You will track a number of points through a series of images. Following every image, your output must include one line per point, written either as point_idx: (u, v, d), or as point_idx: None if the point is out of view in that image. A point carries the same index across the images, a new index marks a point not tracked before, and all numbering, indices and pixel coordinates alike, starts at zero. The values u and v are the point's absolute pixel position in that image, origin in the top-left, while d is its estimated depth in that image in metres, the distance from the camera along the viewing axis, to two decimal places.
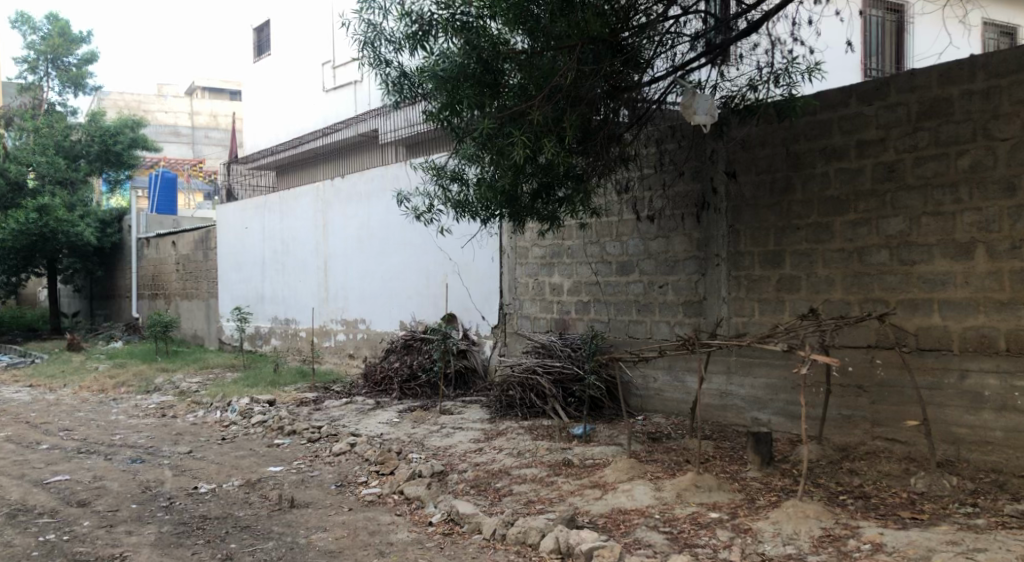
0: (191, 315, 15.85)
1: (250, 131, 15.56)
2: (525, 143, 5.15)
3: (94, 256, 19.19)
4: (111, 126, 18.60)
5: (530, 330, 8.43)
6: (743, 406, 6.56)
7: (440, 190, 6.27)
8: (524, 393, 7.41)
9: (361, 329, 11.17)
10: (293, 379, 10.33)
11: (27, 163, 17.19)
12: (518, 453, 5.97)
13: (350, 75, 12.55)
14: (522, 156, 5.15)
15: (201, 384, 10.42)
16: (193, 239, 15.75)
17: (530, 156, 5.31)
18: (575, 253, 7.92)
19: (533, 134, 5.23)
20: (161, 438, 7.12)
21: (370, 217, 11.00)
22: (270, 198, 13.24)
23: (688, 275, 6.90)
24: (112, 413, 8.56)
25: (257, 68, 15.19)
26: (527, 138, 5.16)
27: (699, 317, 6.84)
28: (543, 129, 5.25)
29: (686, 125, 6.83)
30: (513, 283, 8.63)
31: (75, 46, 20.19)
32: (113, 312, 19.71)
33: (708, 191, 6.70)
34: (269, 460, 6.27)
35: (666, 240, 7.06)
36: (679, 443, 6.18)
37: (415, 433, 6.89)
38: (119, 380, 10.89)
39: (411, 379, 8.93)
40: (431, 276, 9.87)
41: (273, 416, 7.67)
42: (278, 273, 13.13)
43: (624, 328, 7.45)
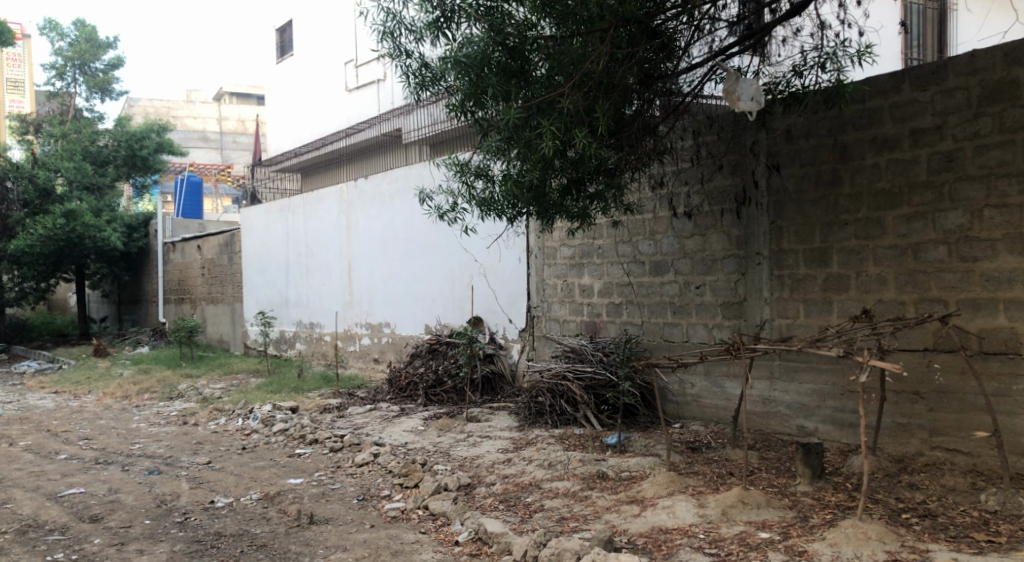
0: (216, 320, 15.78)
1: (273, 133, 15.43)
2: (554, 134, 4.83)
3: (121, 262, 19.34)
4: (136, 130, 18.83)
5: (560, 333, 8.10)
6: (788, 414, 6.17)
7: (464, 188, 5.97)
8: (554, 400, 7.08)
9: (386, 333, 10.93)
10: (317, 384, 10.12)
11: (55, 170, 17.22)
12: (549, 464, 5.64)
13: (373, 74, 12.32)
14: (551, 147, 4.82)
15: (224, 390, 10.26)
16: (219, 243, 15.67)
17: (559, 149, 4.98)
18: (606, 253, 7.57)
19: (563, 125, 4.90)
20: (180, 447, 6.94)
21: (394, 218, 10.75)
22: (294, 201, 13.08)
23: (728, 274, 6.52)
24: (134, 420, 8.43)
25: (280, 69, 15.07)
26: (556, 129, 4.83)
27: (739, 319, 6.45)
28: (573, 120, 4.92)
29: (724, 115, 6.45)
30: (541, 285, 8.30)
31: (101, 52, 20.39)
32: (141, 317, 19.77)
33: (748, 185, 6.31)
34: (289, 472, 6.03)
35: (703, 238, 6.69)
36: (720, 454, 5.83)
37: (441, 442, 6.59)
38: (143, 386, 10.79)
39: (437, 385, 8.64)
40: (457, 278, 9.59)
41: (295, 424, 7.44)
42: (302, 276, 12.96)
43: (659, 331, 7.09)
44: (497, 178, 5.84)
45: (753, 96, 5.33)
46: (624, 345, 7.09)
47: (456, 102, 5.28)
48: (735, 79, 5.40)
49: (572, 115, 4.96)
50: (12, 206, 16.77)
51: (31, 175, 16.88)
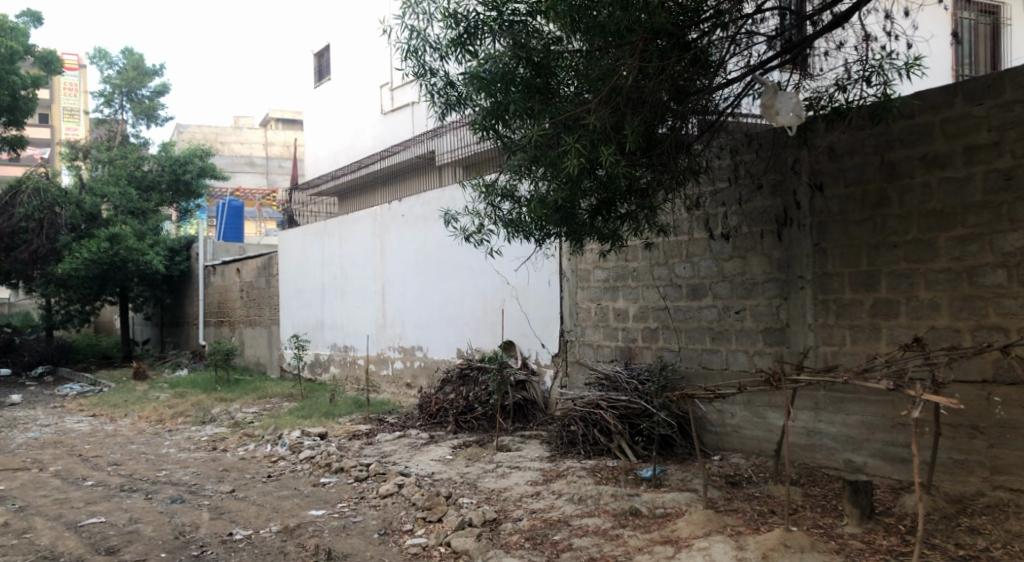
0: (254, 342, 15.89)
1: (311, 156, 15.58)
2: (581, 152, 4.64)
3: (163, 284, 19.79)
4: (180, 155, 19.32)
5: (594, 359, 7.83)
6: (834, 447, 5.78)
7: (491, 209, 5.80)
8: (586, 429, 6.80)
9: (418, 356, 10.79)
10: (348, 409, 10.01)
11: (101, 195, 18.03)
12: (579, 499, 5.35)
13: (409, 97, 12.31)
14: (578, 166, 4.63)
15: (256, 414, 10.26)
16: (257, 266, 15.84)
17: (587, 168, 4.78)
18: (641, 276, 7.31)
19: (590, 142, 4.71)
20: (206, 475, 6.96)
21: (427, 241, 10.65)
22: (330, 223, 13.10)
23: (769, 298, 6.20)
24: (164, 446, 8.58)
25: (317, 93, 15.25)
26: (583, 146, 4.63)
27: (782, 346, 6.12)
28: (601, 137, 4.72)
29: (764, 133, 6.17)
30: (574, 309, 8.07)
31: (148, 79, 21.18)
32: (182, 339, 20.09)
33: (790, 204, 5.99)
34: (311, 502, 5.88)
35: (743, 261, 6.39)
36: (761, 490, 5.44)
37: (468, 473, 6.37)
38: (178, 410, 10.97)
39: (468, 412, 8.43)
40: (489, 301, 9.41)
41: (322, 451, 7.32)
42: (337, 299, 12.94)
43: (696, 358, 6.78)
44: (525, 200, 5.68)
45: (793, 110, 5.06)
46: (660, 372, 6.79)
47: (482, 120, 5.13)
48: (774, 93, 5.14)
49: (600, 132, 4.77)
50: (61, 231, 17.30)
51: (78, 201, 17.59)
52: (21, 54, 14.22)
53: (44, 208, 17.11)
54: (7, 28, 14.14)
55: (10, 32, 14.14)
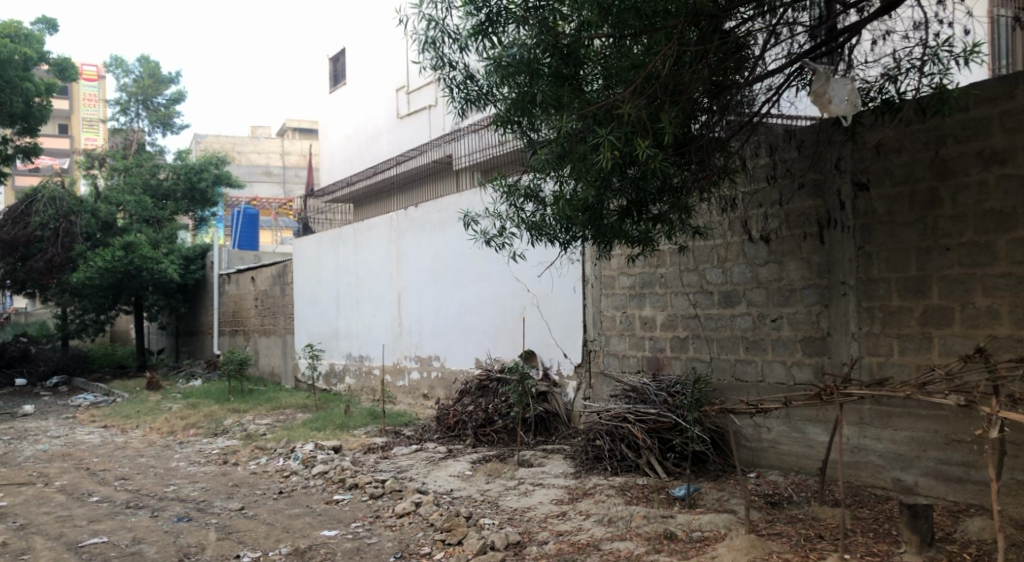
0: (268, 351, 15.65)
1: (327, 163, 15.37)
2: (614, 144, 4.34)
3: (178, 293, 19.68)
4: (195, 163, 19.14)
5: (619, 370, 7.48)
6: (880, 465, 5.35)
7: (514, 211, 5.49)
8: (613, 445, 6.44)
9: (435, 367, 10.47)
10: (364, 421, 9.70)
11: (117, 203, 18.03)
12: (608, 520, 4.97)
13: (426, 101, 12.06)
14: (610, 159, 4.32)
15: (269, 426, 10.01)
16: (271, 274, 15.64)
17: (618, 163, 4.47)
18: (670, 282, 6.95)
19: (624, 135, 4.40)
20: (215, 491, 6.75)
21: (444, 247, 10.36)
22: (345, 230, 12.85)
23: (808, 306, 5.83)
24: (174, 459, 8.41)
25: (333, 98, 15.05)
26: (615, 138, 4.32)
27: (823, 357, 5.74)
28: (635, 129, 4.41)
29: (803, 129, 5.80)
30: (598, 317, 7.73)
31: (164, 87, 21.22)
32: (197, 349, 19.95)
33: (830, 205, 5.62)
34: (324, 522, 5.57)
35: (780, 267, 6.02)
36: (805, 512, 5.00)
37: (489, 490, 6.02)
38: (190, 422, 10.79)
39: (487, 425, 8.08)
40: (509, 309, 9.10)
41: (335, 466, 7.02)
42: (352, 307, 12.68)
43: (730, 369, 6.42)
44: (550, 201, 5.38)
45: (848, 99, 4.71)
46: (692, 384, 6.41)
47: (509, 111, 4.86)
48: (825, 81, 4.78)
49: (633, 123, 4.47)
50: (76, 239, 17.28)
51: (93, 210, 17.69)
52: (36, 60, 14.26)
53: (60, 217, 17.21)
54: (22, 34, 14.20)
55: (25, 39, 14.21)
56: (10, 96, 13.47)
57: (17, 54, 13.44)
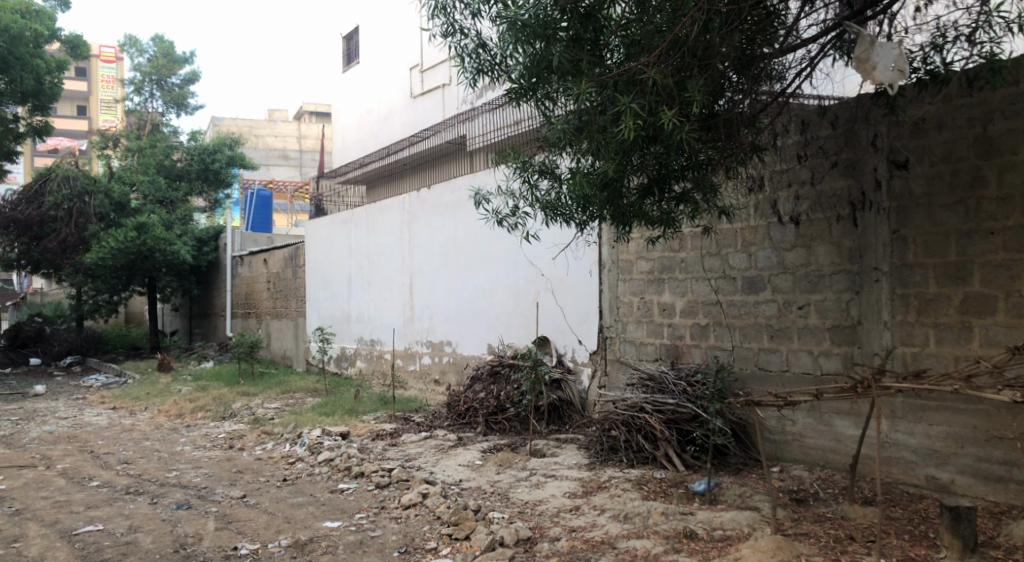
0: (280, 335, 15.50)
1: (340, 143, 15.12)
2: (637, 113, 4.08)
3: (191, 274, 19.60)
4: (209, 144, 19.04)
5: (636, 358, 7.19)
6: (912, 461, 5.00)
7: (528, 190, 5.20)
8: (629, 436, 6.17)
9: (447, 352, 10.24)
10: (373, 406, 9.49)
11: (130, 184, 17.98)
12: (623, 516, 4.69)
13: (439, 80, 11.75)
14: (633, 130, 4.06)
15: (277, 411, 9.86)
16: (284, 256, 15.46)
17: (641, 133, 4.19)
18: (690, 267, 6.64)
19: (647, 103, 4.13)
20: (218, 477, 6.59)
21: (457, 229, 10.09)
22: (357, 212, 12.61)
23: (837, 292, 5.50)
24: (180, 444, 8.29)
25: (346, 77, 14.77)
26: (638, 105, 4.05)
27: (853, 346, 5.42)
28: (659, 97, 4.13)
29: (835, 105, 5.46)
30: (615, 303, 7.44)
31: (178, 66, 21.02)
32: (210, 331, 19.87)
33: (863, 185, 5.29)
34: (327, 512, 5.37)
35: (808, 251, 5.70)
36: (833, 510, 4.68)
37: (499, 482, 5.78)
38: (198, 405, 10.69)
39: (499, 412, 7.83)
40: (522, 294, 8.84)
41: (342, 454, 6.82)
42: (364, 291, 12.46)
43: (752, 358, 6.12)
44: (566, 180, 5.12)
45: (894, 64, 4.29)
46: (714, 374, 6.11)
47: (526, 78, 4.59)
48: (869, 46, 4.39)
49: (657, 91, 4.20)
50: (89, 220, 17.23)
51: (107, 190, 17.62)
52: (47, 37, 14.11)
53: (74, 197, 17.17)
54: (33, 11, 14.02)
55: (35, 16, 14.05)
56: (22, 74, 13.29)
57: (27, 30, 13.27)
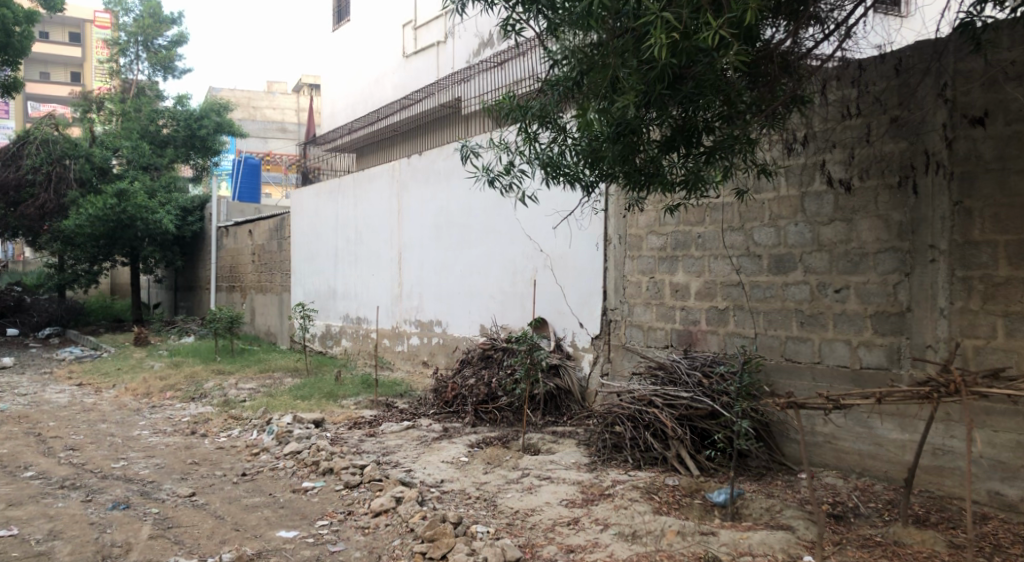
0: (264, 310, 14.72)
1: (328, 108, 14.21)
2: (670, 25, 3.35)
3: (175, 245, 18.81)
4: (196, 110, 18.11)
5: (643, 345, 6.41)
6: (971, 474, 4.22)
7: (526, 142, 4.39)
8: (636, 433, 5.44)
9: (436, 333, 9.47)
10: (354, 390, 8.72)
11: (112, 149, 17.02)
12: (631, 535, 3.95)
13: (434, 37, 10.85)
14: (665, 48, 3.32)
15: (251, 392, 9.14)
16: (269, 228, 14.63)
17: (671, 57, 3.44)
18: (708, 244, 5.85)
19: (683, 17, 3.39)
20: (168, 470, 5.88)
21: (449, 199, 9.29)
22: (345, 181, 11.78)
23: (883, 275, 4.71)
24: (139, 428, 7.57)
25: (336, 36, 13.82)
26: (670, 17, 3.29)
27: (900, 337, 4.63)
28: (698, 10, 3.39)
29: (891, 52, 4.66)
30: (620, 283, 6.66)
31: (165, 27, 19.85)
32: (194, 305, 19.10)
33: (921, 146, 4.48)
34: (283, 519, 4.64)
35: (849, 226, 4.91)
36: (881, 532, 3.91)
37: (486, 484, 5.03)
38: (169, 384, 9.98)
39: (490, 401, 7.04)
40: (519, 271, 8.07)
41: (310, 446, 6.12)
42: (350, 265, 11.65)
43: (779, 348, 5.34)
44: (572, 134, 4.33)
45: None
46: (737, 367, 5.34)
47: None
48: None
49: (694, 8, 3.46)
50: (69, 185, 16.41)
51: (88, 154, 16.72)
52: None
53: (52, 160, 16.30)
54: None
55: None
56: None
57: None
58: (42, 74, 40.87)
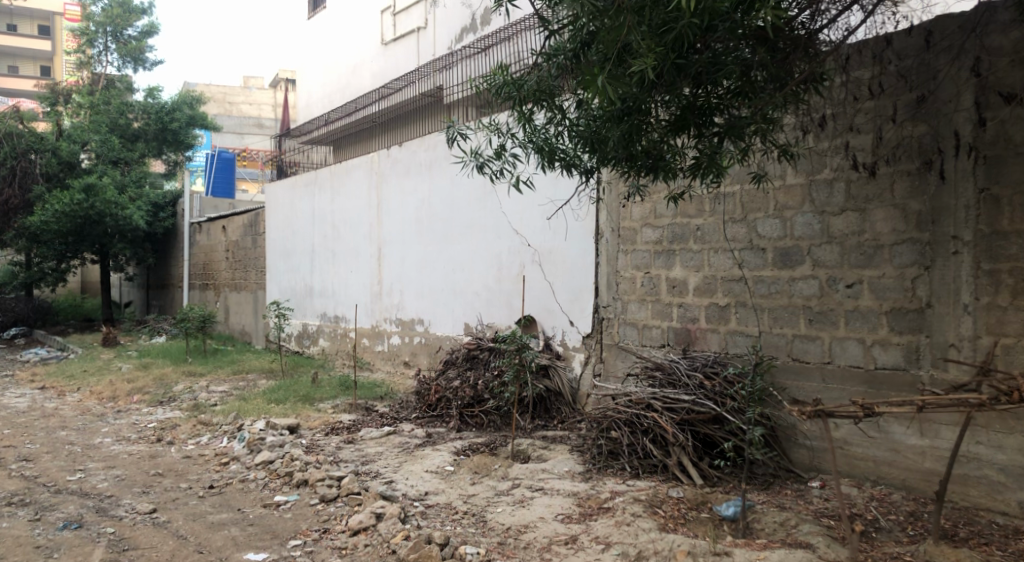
0: (238, 308, 14.21)
1: (304, 98, 13.70)
2: None
3: (146, 242, 18.19)
4: (167, 102, 17.40)
5: (638, 344, 6.06)
6: (998, 483, 3.91)
7: (519, 122, 4.00)
8: (633, 439, 5.08)
9: (418, 332, 9.06)
10: (331, 392, 8.29)
11: (81, 143, 16.23)
12: (636, 557, 3.59)
13: (414, 23, 10.43)
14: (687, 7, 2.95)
15: (223, 395, 8.68)
16: (243, 223, 14.11)
17: (690, 17, 3.07)
18: (707, 236, 5.50)
19: None
20: (129, 482, 5.43)
21: (432, 191, 8.88)
22: (322, 173, 11.31)
23: (899, 268, 4.39)
24: (101, 435, 7.08)
25: (311, 23, 13.31)
26: None
27: (919, 335, 4.31)
28: None
29: (909, 29, 4.35)
30: (613, 278, 6.31)
31: (135, 17, 19.02)
32: (167, 303, 18.50)
33: (943, 129, 4.18)
34: (252, 538, 4.23)
35: (862, 216, 4.58)
36: (909, 550, 3.58)
37: (474, 497, 4.64)
38: (136, 386, 9.47)
39: (475, 405, 6.64)
40: (506, 267, 7.69)
41: (284, 455, 5.70)
42: (327, 261, 11.19)
43: (785, 347, 5.00)
44: (570, 115, 4.05)
45: None
46: (745, 370, 5.01)
47: None
48: None
49: None
50: (34, 180, 15.82)
51: (56, 148, 16.00)
52: None
53: (17, 154, 15.67)
54: None
55: None
56: None
57: None
58: (11, 68, 39.82)
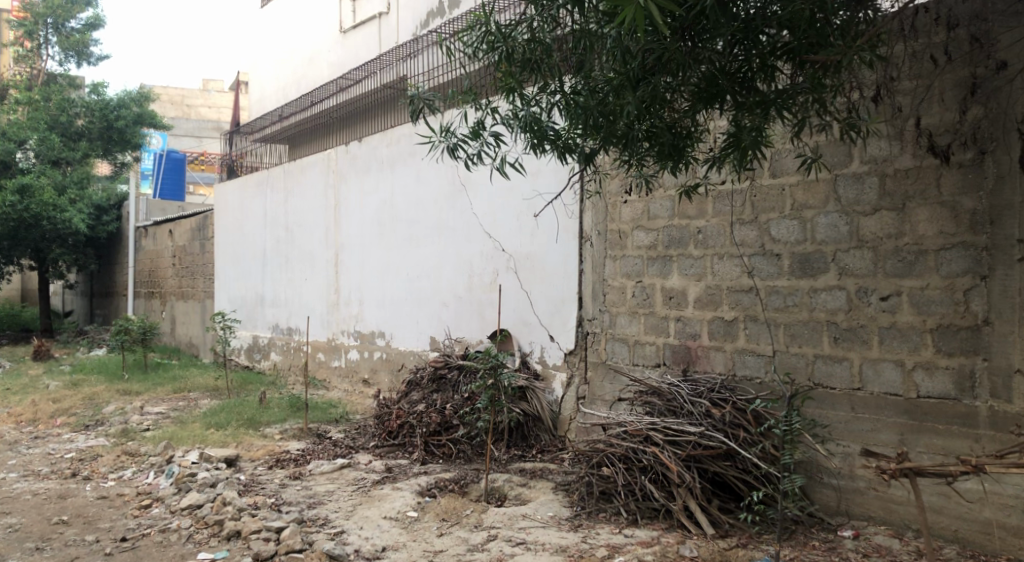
0: (186, 319, 13.13)
1: (257, 94, 12.74)
2: None
3: (89, 247, 16.96)
4: (113, 100, 15.87)
5: (628, 363, 5.29)
6: None
7: None
8: (630, 478, 4.29)
9: (379, 346, 8.20)
10: (280, 414, 7.36)
11: (18, 140, 14.83)
12: None
13: (375, 8, 9.62)
14: None
15: (157, 418, 7.68)
16: (191, 226, 13.05)
17: None
18: (710, 240, 4.77)
19: None
20: (22, 535, 4.47)
21: (394, 190, 8.06)
22: (274, 173, 10.38)
23: (947, 278, 3.71)
24: (6, 470, 6.06)
25: (264, 13, 12.35)
26: None
27: (973, 357, 3.63)
28: None
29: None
30: (600, 289, 5.56)
31: (79, 9, 17.68)
32: (111, 312, 17.25)
33: (1008, 111, 3.52)
34: None
35: (900, 216, 3.89)
36: None
37: (442, 555, 3.81)
38: (61, 408, 8.40)
39: (443, 432, 5.81)
40: (477, 274, 6.90)
41: (215, 498, 4.78)
42: (279, 268, 10.23)
43: (806, 371, 4.27)
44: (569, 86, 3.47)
45: None
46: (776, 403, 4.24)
47: None
48: None
49: None
50: None
51: None
52: None
53: None
54: None
55: None
56: None
57: None
58: None
